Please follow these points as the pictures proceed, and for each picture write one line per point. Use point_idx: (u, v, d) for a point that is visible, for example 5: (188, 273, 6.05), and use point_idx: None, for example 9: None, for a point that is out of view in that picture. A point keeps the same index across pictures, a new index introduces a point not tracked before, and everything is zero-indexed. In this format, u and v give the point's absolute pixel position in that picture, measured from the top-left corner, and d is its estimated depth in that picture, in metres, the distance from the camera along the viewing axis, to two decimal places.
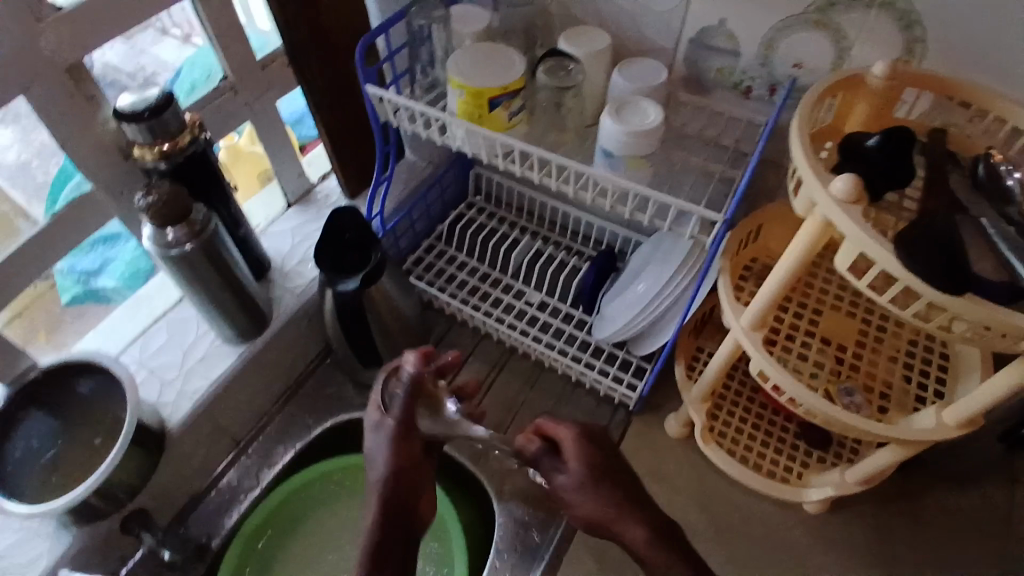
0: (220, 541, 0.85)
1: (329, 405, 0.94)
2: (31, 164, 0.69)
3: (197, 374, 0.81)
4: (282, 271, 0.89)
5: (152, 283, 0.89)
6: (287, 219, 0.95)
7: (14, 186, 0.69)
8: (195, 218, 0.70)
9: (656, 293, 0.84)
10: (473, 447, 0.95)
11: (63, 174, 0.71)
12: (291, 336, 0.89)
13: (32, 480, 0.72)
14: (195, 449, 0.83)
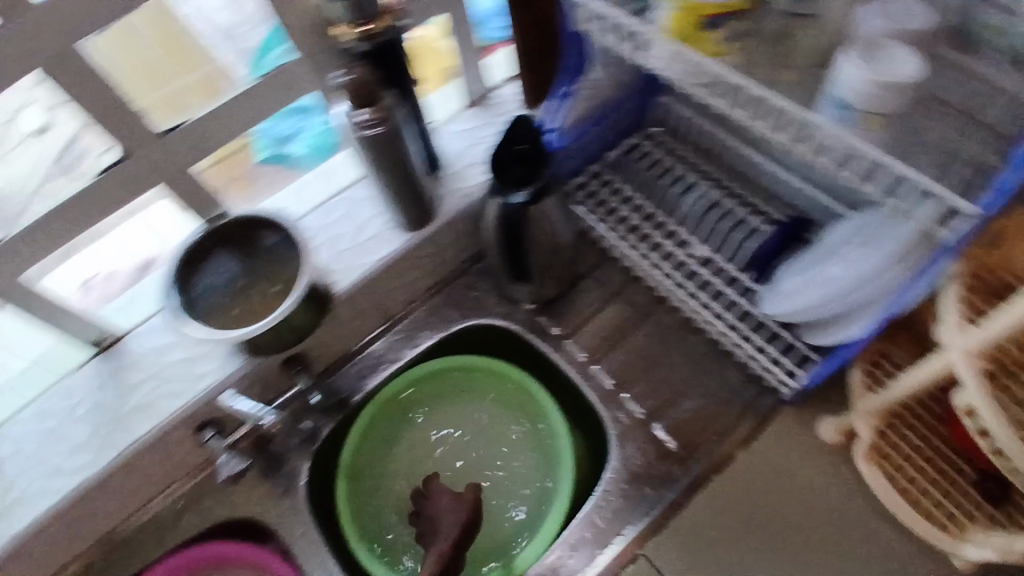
0: (361, 398, 0.95)
1: (471, 307, 0.98)
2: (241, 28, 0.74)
3: (363, 251, 0.88)
4: (452, 170, 0.92)
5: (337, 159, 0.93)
6: (465, 119, 0.95)
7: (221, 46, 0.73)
8: (386, 104, 0.72)
9: (854, 281, 0.71)
10: (602, 385, 0.92)
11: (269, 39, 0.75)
12: (447, 233, 0.92)
13: (214, 312, 0.78)
14: (351, 316, 0.91)
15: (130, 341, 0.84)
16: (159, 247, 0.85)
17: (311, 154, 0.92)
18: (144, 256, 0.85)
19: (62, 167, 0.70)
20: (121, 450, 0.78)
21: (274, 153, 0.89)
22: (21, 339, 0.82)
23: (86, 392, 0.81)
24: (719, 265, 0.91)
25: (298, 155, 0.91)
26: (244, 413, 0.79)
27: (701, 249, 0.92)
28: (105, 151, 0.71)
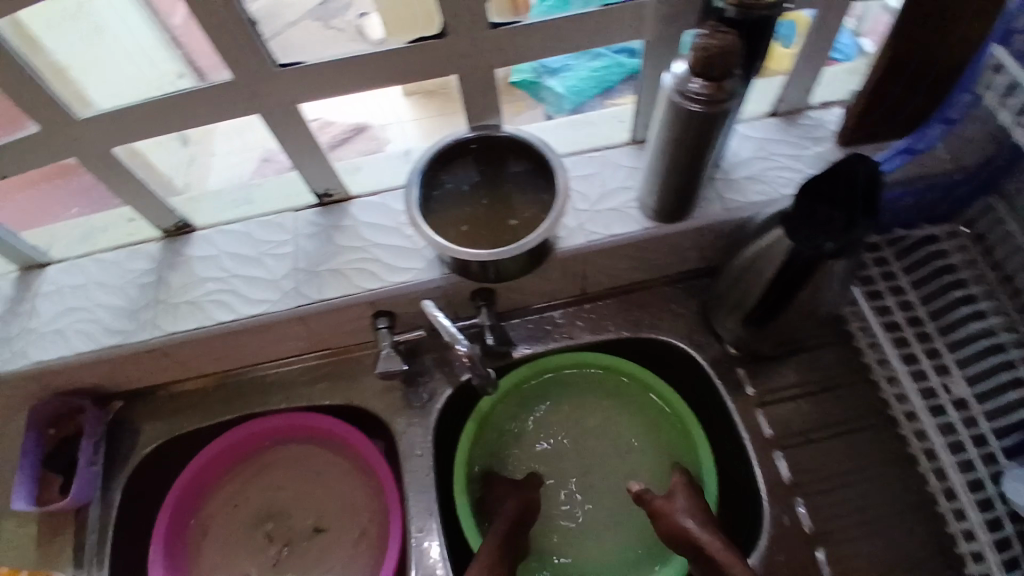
0: (521, 355, 0.89)
1: (667, 322, 0.89)
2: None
3: (601, 220, 0.80)
4: (729, 176, 0.82)
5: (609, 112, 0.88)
6: (758, 127, 0.87)
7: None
8: (726, 85, 0.62)
9: None
10: (777, 474, 0.82)
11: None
12: (690, 240, 0.83)
13: (444, 216, 0.75)
14: (556, 278, 0.84)
15: (353, 206, 0.85)
16: (381, 120, 0.89)
17: (568, 95, 0.87)
18: (363, 121, 0.89)
19: (322, 12, 0.69)
20: (306, 302, 0.78)
21: (534, 78, 0.85)
22: (242, 153, 0.88)
23: (298, 231, 0.83)
24: (973, 416, 0.76)
25: (555, 91, 0.87)
26: (442, 330, 0.70)
27: (960, 389, 0.77)
28: (363, 15, 0.70)
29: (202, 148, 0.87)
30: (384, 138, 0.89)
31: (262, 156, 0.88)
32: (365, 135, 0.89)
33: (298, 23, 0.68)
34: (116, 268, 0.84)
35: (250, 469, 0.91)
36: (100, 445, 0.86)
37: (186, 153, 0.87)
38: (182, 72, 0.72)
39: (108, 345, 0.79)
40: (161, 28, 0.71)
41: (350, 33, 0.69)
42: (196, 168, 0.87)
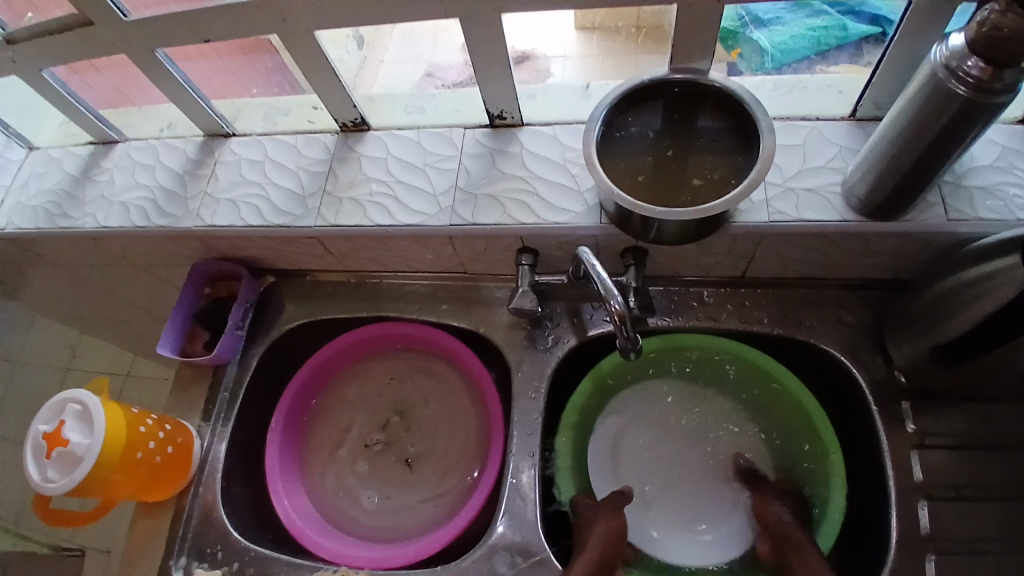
0: (654, 324, 0.85)
1: (828, 328, 0.81)
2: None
3: (792, 200, 0.72)
4: (957, 183, 0.70)
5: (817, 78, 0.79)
6: (1007, 132, 0.72)
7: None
8: (1007, 74, 0.52)
9: None
10: (916, 523, 0.72)
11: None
12: (885, 246, 0.72)
13: (621, 162, 0.70)
14: (718, 254, 0.78)
15: (522, 134, 0.83)
16: (550, 50, 0.83)
17: (770, 52, 0.77)
18: (532, 48, 0.82)
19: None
20: (460, 223, 0.79)
21: (741, 27, 0.74)
22: (410, 63, 0.87)
23: (465, 149, 0.83)
24: None
25: (758, 45, 0.76)
26: (597, 280, 0.67)
27: None
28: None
29: (371, 50, 0.86)
30: (546, 70, 0.84)
31: (426, 70, 0.87)
32: (529, 63, 0.83)
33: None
34: (291, 152, 0.88)
35: (377, 364, 0.95)
36: (250, 312, 0.93)
37: (359, 54, 0.85)
38: None
39: (272, 222, 0.84)
40: None
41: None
42: (361, 72, 0.86)
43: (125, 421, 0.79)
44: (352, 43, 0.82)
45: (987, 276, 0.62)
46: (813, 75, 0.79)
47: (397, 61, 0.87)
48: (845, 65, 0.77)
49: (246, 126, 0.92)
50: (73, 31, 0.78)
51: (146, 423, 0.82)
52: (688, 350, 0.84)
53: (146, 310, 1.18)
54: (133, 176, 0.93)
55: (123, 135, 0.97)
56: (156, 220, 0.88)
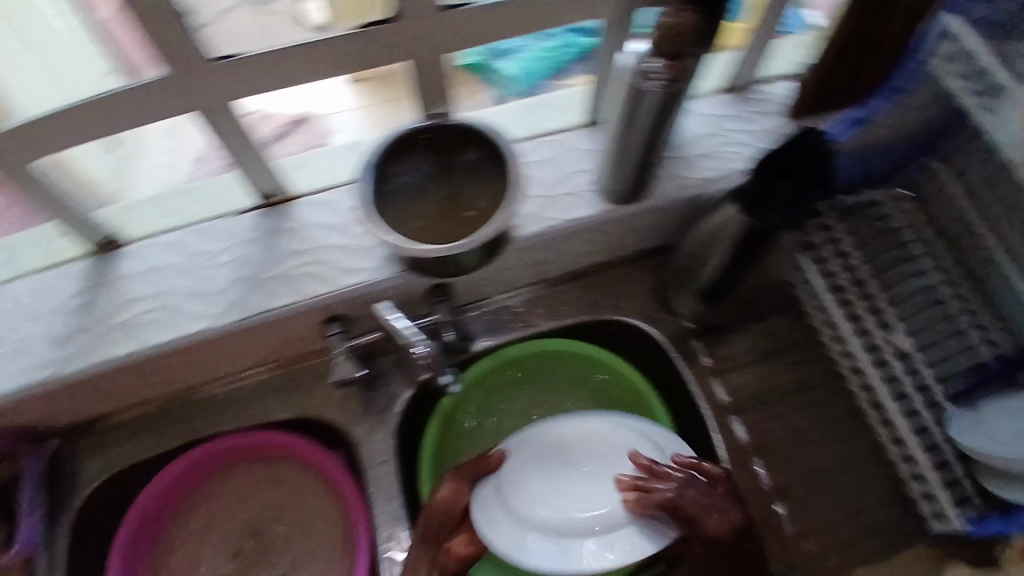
0: (482, 347, 0.89)
1: (626, 302, 0.91)
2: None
3: (558, 206, 0.80)
4: (681, 155, 0.82)
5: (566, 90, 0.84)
6: (709, 103, 0.85)
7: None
8: (688, 64, 0.61)
9: None
10: (735, 436, 0.85)
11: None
12: (643, 222, 0.84)
13: (398, 212, 0.73)
14: (512, 266, 0.84)
15: (295, 207, 0.80)
16: (323, 108, 0.78)
17: (519, 76, 0.81)
18: (301, 111, 0.78)
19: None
20: (250, 314, 0.75)
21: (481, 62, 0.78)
22: (168, 156, 0.76)
23: (238, 238, 0.79)
24: (917, 368, 0.80)
25: (505, 73, 0.80)
26: (395, 331, 0.68)
27: (903, 344, 0.80)
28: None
29: (125, 150, 0.74)
30: (326, 130, 0.80)
31: (194, 158, 0.77)
32: (305, 126, 0.79)
33: (252, 15, 0.61)
34: (32, 293, 0.76)
35: (215, 488, 0.86)
36: (44, 488, 0.79)
37: (109, 156, 0.74)
38: (110, 70, 0.61)
39: (31, 379, 0.72)
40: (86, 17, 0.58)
41: (288, 21, 0.62)
42: (118, 177, 0.75)
43: None
44: (100, 149, 0.72)
45: (715, 226, 0.73)
46: (556, 91, 0.84)
47: (154, 155, 0.75)
48: (582, 75, 0.82)
49: None
50: None
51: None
52: (518, 359, 0.89)
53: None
54: None
55: None
56: None
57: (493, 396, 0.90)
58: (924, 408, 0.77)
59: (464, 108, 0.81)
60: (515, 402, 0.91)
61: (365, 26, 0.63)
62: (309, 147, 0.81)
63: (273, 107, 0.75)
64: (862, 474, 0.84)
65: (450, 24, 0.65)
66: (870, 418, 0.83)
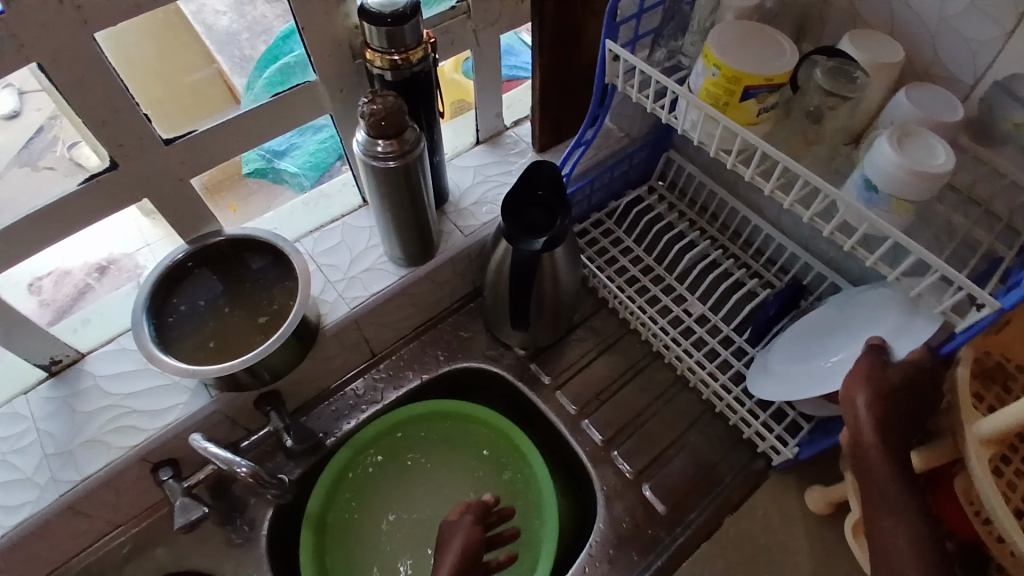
0: (334, 440, 0.88)
1: (461, 350, 0.95)
2: (241, 37, 0.68)
3: (359, 284, 0.84)
4: (457, 208, 0.90)
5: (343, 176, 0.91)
6: (469, 158, 0.96)
7: (222, 50, 0.68)
8: (407, 136, 0.67)
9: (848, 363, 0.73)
10: (592, 441, 0.88)
11: (281, 39, 0.69)
12: (446, 274, 0.89)
13: (188, 338, 0.71)
14: (336, 352, 0.85)
15: (87, 365, 0.77)
16: (130, 246, 0.81)
17: (302, 173, 0.87)
18: (108, 254, 0.80)
19: (26, 155, 0.63)
20: (66, 489, 0.70)
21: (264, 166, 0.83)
22: None
23: (36, 416, 0.74)
24: (714, 324, 0.93)
25: (290, 172, 0.86)
26: (216, 460, 0.67)
27: (698, 308, 0.93)
28: (74, 145, 0.64)
29: None
30: (137, 265, 0.82)
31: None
32: (117, 265, 0.82)
33: (29, 172, 0.64)
34: None
35: None
36: None
37: None
38: None
39: None
40: None
41: (65, 169, 0.64)
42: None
43: None
44: None
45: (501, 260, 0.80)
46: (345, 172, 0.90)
47: None
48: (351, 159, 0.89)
49: None
50: None
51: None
52: (374, 439, 0.89)
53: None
54: None
55: None
56: None
57: (360, 482, 0.89)
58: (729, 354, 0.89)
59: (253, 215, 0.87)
60: (385, 480, 0.89)
61: (90, 178, 0.64)
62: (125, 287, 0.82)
63: (75, 259, 0.78)
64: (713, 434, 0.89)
65: (181, 155, 0.67)
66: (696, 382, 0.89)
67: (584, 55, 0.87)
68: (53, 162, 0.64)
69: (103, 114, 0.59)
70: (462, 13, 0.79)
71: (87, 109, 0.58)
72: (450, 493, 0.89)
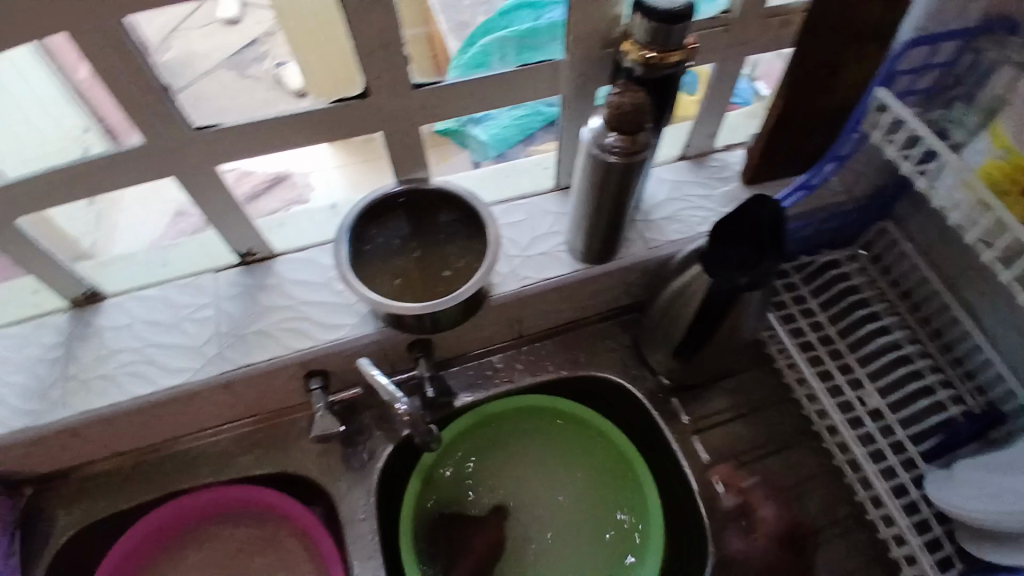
0: (462, 404, 0.89)
1: (602, 359, 0.93)
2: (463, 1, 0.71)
3: (533, 265, 0.83)
4: (647, 218, 0.86)
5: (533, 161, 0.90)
6: (670, 170, 0.92)
7: (443, 12, 0.70)
8: (640, 138, 0.65)
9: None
10: (717, 498, 0.84)
11: (503, 12, 0.71)
12: (616, 280, 0.87)
13: (380, 271, 0.77)
14: (491, 323, 0.86)
15: (278, 264, 0.83)
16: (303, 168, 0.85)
17: (491, 143, 0.87)
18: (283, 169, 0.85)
19: (236, 61, 0.67)
20: (230, 367, 0.76)
21: (459, 129, 0.84)
22: (152, 210, 0.85)
23: (219, 293, 0.81)
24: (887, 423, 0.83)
25: (479, 139, 0.86)
26: (380, 388, 0.70)
27: (874, 400, 0.83)
28: (281, 64, 0.68)
29: (105, 205, 0.83)
30: (308, 184, 0.87)
31: (175, 211, 0.85)
32: (292, 182, 0.86)
33: (235, 78, 0.67)
34: (15, 346, 0.79)
35: (185, 545, 0.86)
36: (17, 538, 0.81)
37: (91, 210, 0.82)
38: (87, 125, 0.69)
39: (12, 428, 0.74)
40: (62, 82, 0.66)
41: (268, 84, 0.68)
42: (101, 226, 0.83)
43: None
44: (82, 202, 0.79)
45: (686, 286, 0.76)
46: (527, 156, 0.90)
47: (136, 211, 0.84)
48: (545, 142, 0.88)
49: None
50: None
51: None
52: (499, 416, 0.91)
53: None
54: None
55: None
56: None
57: (477, 451, 0.91)
58: (897, 462, 0.79)
59: (443, 171, 0.87)
60: (500, 457, 0.91)
61: (335, 100, 0.68)
62: (290, 204, 0.86)
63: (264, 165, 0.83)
64: (846, 530, 0.83)
65: (421, 100, 0.69)
66: (850, 478, 0.82)
67: (834, 97, 0.80)
68: (258, 75, 0.68)
69: (377, 44, 0.62)
70: (721, 24, 0.75)
71: (364, 38, 0.61)
72: (557, 489, 0.89)
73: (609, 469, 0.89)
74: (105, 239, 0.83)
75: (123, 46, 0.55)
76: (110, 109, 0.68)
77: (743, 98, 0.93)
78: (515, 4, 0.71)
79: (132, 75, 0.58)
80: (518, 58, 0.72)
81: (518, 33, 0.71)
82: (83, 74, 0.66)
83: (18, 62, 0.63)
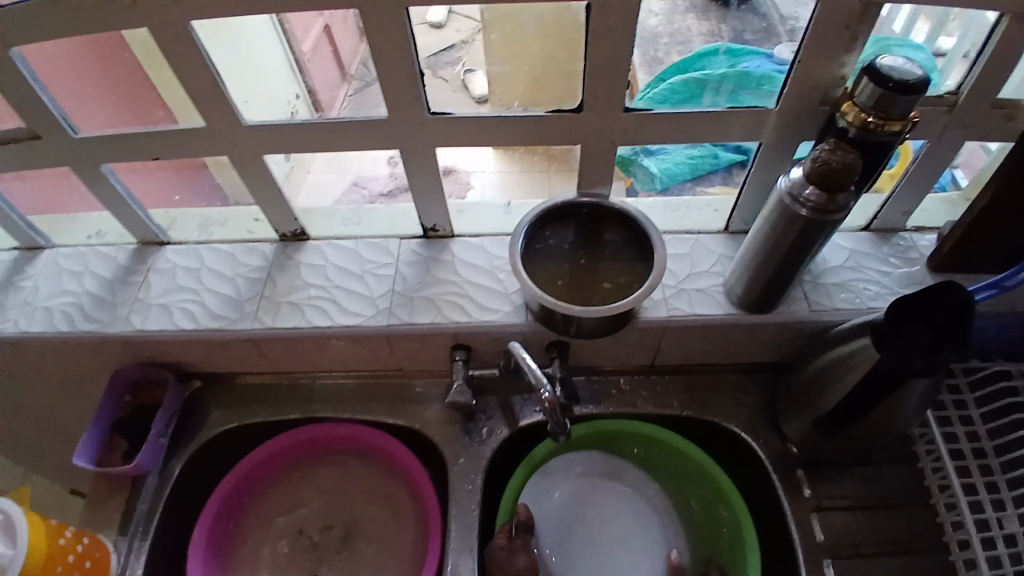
0: (581, 412, 0.92)
1: (729, 409, 0.92)
2: (660, 40, 0.70)
3: (687, 298, 0.84)
4: (815, 281, 0.85)
5: (704, 201, 0.92)
6: (850, 239, 0.89)
7: (640, 47, 0.69)
8: (839, 198, 0.65)
9: None
10: None
11: (697, 56, 0.71)
12: (767, 334, 0.86)
13: (542, 272, 0.80)
14: (631, 344, 0.88)
15: (454, 244, 0.92)
16: (470, 167, 0.87)
17: (660, 176, 0.87)
18: (454, 164, 0.86)
19: (433, 62, 0.71)
20: (397, 323, 0.85)
21: (632, 157, 0.83)
22: (336, 175, 0.90)
23: (401, 258, 0.91)
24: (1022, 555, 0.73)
25: (649, 170, 0.86)
26: (529, 372, 0.75)
27: (1014, 526, 0.75)
28: (470, 71, 0.72)
29: (297, 164, 0.87)
30: (467, 183, 0.90)
31: (353, 182, 0.90)
32: (453, 177, 0.88)
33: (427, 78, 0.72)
34: (228, 260, 0.94)
35: (311, 465, 0.97)
36: (174, 419, 0.96)
37: (285, 166, 0.86)
38: (299, 94, 0.78)
39: (209, 327, 0.88)
40: (288, 50, 0.74)
41: (455, 86, 0.73)
42: (289, 181, 0.88)
43: (46, 533, 0.80)
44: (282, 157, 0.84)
45: (846, 355, 0.74)
46: (695, 195, 0.91)
47: (324, 173, 0.90)
48: (720, 186, 0.88)
49: (181, 234, 0.97)
50: (23, 143, 0.82)
51: (66, 535, 0.82)
52: (614, 434, 0.92)
53: (64, 426, 1.12)
54: (59, 283, 0.95)
55: (50, 241, 0.99)
56: (82, 325, 0.90)
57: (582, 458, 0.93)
58: None
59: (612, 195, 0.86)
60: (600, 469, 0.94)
61: (550, 112, 0.74)
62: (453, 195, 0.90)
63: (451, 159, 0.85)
64: None
65: (627, 124, 0.74)
66: None
67: None
68: (448, 76, 0.72)
69: (609, 65, 0.67)
70: (947, 105, 0.73)
71: (597, 58, 0.67)
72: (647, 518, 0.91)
73: (705, 515, 0.89)
74: (290, 191, 0.88)
75: (398, 31, 0.65)
76: (325, 82, 0.76)
77: (941, 185, 0.89)
78: (719, 49, 0.72)
79: (397, 55, 0.67)
80: (728, 103, 0.73)
81: (731, 78, 0.73)
82: (308, 47, 0.73)
83: (257, 30, 0.72)
